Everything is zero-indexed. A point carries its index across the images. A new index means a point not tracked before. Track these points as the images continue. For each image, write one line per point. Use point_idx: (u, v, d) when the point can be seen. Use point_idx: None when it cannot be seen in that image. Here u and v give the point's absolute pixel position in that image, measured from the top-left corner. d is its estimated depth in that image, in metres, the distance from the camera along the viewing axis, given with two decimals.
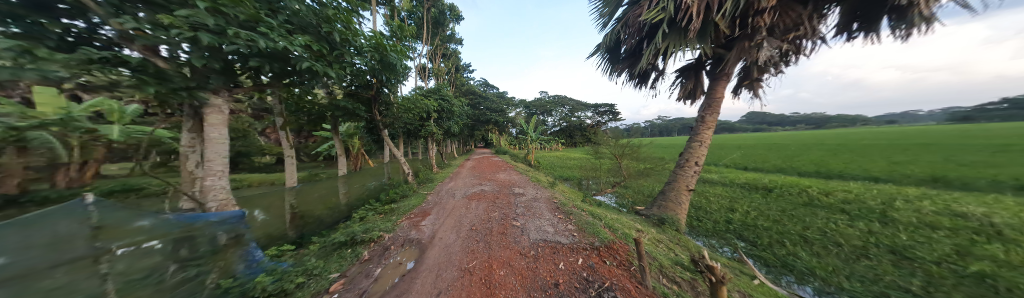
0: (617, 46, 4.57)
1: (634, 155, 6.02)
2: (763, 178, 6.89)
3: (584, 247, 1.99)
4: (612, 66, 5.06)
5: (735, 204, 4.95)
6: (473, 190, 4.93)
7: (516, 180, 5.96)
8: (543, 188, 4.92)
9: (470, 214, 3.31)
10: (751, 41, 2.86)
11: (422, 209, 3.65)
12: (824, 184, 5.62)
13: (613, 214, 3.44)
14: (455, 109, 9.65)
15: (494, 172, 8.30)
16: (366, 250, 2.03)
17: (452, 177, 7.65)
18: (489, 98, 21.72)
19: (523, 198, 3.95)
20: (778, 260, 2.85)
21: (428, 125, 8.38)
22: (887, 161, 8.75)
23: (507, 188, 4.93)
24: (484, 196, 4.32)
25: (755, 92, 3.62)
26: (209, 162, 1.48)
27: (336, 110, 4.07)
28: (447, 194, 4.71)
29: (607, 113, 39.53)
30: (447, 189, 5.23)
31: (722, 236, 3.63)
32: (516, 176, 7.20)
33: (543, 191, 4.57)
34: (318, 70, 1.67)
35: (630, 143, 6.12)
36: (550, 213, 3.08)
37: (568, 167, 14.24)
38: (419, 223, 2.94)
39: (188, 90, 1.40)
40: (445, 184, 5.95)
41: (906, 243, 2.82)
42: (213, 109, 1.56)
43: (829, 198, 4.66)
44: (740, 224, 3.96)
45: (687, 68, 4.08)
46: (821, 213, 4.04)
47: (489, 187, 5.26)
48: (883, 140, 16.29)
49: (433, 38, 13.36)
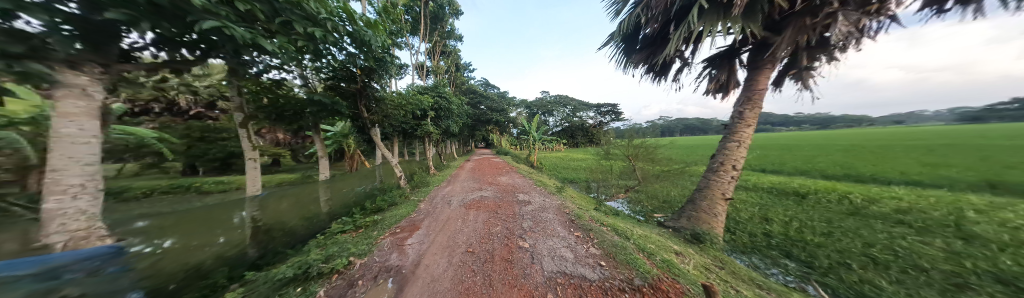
0: (634, 33, 4.05)
1: (649, 157, 5.45)
2: (790, 182, 6.30)
3: (622, 287, 1.39)
4: (627, 57, 4.55)
5: (768, 212, 4.39)
6: (471, 197, 4.41)
7: (519, 185, 5.40)
8: (551, 194, 4.36)
9: (467, 228, 2.76)
10: (815, 16, 2.30)
11: (411, 221, 3.11)
12: (865, 190, 5.02)
13: (637, 228, 2.85)
14: (454, 108, 9.14)
15: (496, 175, 7.77)
16: (323, 288, 1.46)
17: (451, 180, 7.14)
18: (490, 98, 21.27)
19: (529, 209, 3.39)
20: (850, 289, 2.21)
21: (425, 125, 7.86)
22: (920, 163, 8.08)
23: (510, 194, 4.39)
24: (485, 205, 3.77)
25: (805, 83, 3.05)
26: (56, 174, 0.93)
27: (314, 105, 3.58)
28: (443, 201, 4.17)
29: (610, 114, 38.90)
30: (442, 195, 4.70)
31: (767, 253, 3.03)
32: (519, 179, 6.67)
33: (551, 198, 4.02)
34: (240, 35, 1.14)
35: (645, 144, 5.55)
36: (564, 229, 2.49)
37: (573, 169, 13.69)
38: (403, 242, 2.39)
39: (14, 58, 0.86)
40: (443, 189, 5.44)
41: (1015, 268, 2.21)
42: (71, 92, 0.99)
43: (879, 207, 4.06)
44: (782, 238, 3.40)
45: (717, 56, 3.55)
46: (877, 226, 3.45)
47: (490, 193, 4.71)
48: (901, 140, 15.60)
49: (433, 34, 12.98)
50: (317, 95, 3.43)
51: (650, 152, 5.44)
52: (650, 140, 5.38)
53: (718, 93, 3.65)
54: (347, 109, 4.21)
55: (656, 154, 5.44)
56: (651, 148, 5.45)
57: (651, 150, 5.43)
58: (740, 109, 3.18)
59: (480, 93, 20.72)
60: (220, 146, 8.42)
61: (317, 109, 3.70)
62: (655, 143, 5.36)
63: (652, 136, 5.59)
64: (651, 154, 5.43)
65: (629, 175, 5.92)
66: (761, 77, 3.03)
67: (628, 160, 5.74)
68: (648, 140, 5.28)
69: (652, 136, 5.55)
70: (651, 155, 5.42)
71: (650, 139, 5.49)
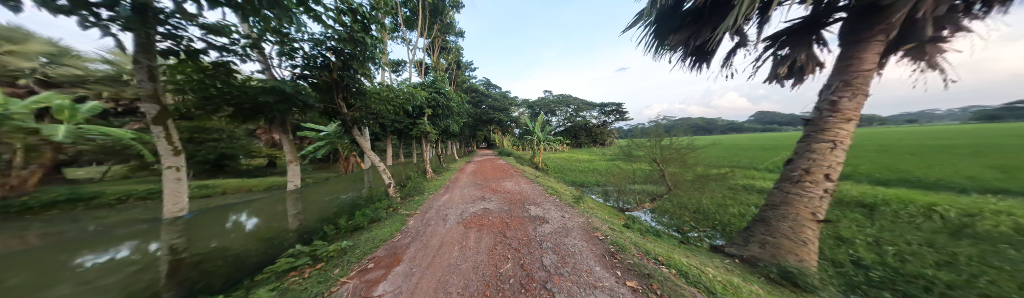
0: (671, 11, 3.31)
1: (684, 158, 4.57)
2: (841, 189, 5.44)
3: None
4: (660, 42, 3.82)
5: (835, 230, 3.56)
6: (473, 210, 3.60)
7: (528, 194, 4.60)
8: (570, 208, 3.53)
9: (466, 264, 1.96)
10: None
11: (392, 248, 2.34)
12: (946, 200, 4.15)
13: (699, 263, 2.03)
14: (454, 106, 8.39)
15: (500, 180, 7.02)
16: None
17: (449, 186, 6.36)
18: (492, 97, 20.60)
19: (547, 231, 2.56)
20: None
21: (421, 124, 7.14)
22: (983, 166, 7.09)
23: (519, 208, 3.58)
24: (489, 222, 2.99)
25: (934, 62, 2.20)
26: None
27: (272, 96, 2.75)
28: (437, 216, 3.40)
29: (614, 113, 38.00)
30: (438, 207, 3.94)
31: (876, 293, 2.19)
32: (527, 185, 5.86)
33: (571, 213, 3.21)
34: None
35: (679, 144, 4.66)
36: (607, 272, 1.65)
37: (580, 171, 12.91)
38: (371, 291, 1.61)
39: None
40: (439, 198, 4.66)
41: None
42: None
43: (990, 223, 3.16)
44: (884, 270, 2.53)
45: (786, 31, 2.77)
46: (1008, 251, 2.59)
47: (493, 204, 3.92)
48: (933, 139, 14.50)
49: (432, 29, 12.49)
50: (269, 79, 2.66)
51: (686, 153, 4.57)
52: (690, 138, 4.45)
53: (789, 79, 2.83)
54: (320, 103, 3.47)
55: (692, 155, 4.56)
56: (686, 148, 4.58)
57: (686, 152, 4.56)
58: (831, 98, 2.37)
59: (481, 91, 20.06)
60: (210, 146, 7.81)
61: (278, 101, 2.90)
62: (691, 143, 4.51)
63: (690, 135, 4.67)
64: (687, 156, 4.55)
65: (656, 180, 5.09)
66: (870, 52, 2.18)
67: (657, 163, 4.89)
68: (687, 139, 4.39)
69: (693, 134, 4.59)
70: (687, 157, 4.55)
71: (686, 137, 4.60)
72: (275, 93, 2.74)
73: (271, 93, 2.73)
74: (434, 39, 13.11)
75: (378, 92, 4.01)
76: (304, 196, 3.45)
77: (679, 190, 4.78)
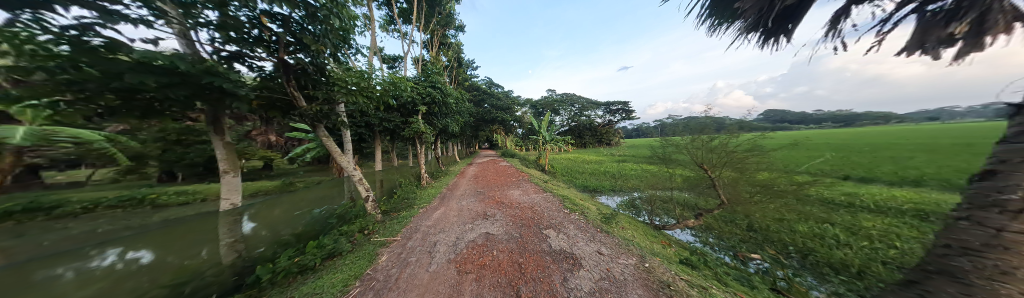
0: None
1: (746, 164, 3.50)
2: (934, 201, 4.33)
3: None
4: (717, 10, 2.81)
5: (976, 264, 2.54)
6: (471, 239, 2.60)
7: (542, 211, 3.60)
8: (604, 236, 2.51)
9: None
10: None
11: None
12: None
13: None
14: (452, 103, 7.50)
15: (504, 187, 6.12)
16: None
17: (445, 195, 5.44)
18: (494, 95, 19.75)
19: (585, 291, 1.56)
20: None
21: (415, 123, 6.29)
22: None
23: (533, 236, 2.58)
24: (492, 265, 2.00)
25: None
26: None
27: (151, 75, 1.63)
28: (419, 250, 2.43)
29: (619, 112, 36.70)
30: (424, 232, 2.96)
31: None
32: (537, 196, 4.83)
33: (609, 247, 2.20)
34: None
35: (738, 143, 3.58)
36: None
37: (589, 173, 11.95)
38: None
39: None
40: (430, 216, 3.71)
41: None
42: None
43: None
44: None
45: None
46: None
47: (497, 227, 2.95)
48: (986, 138, 12.97)
49: (431, 22, 11.73)
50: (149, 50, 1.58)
51: (749, 157, 3.47)
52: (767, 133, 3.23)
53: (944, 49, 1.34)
54: (252, 91, 2.34)
55: (759, 159, 3.44)
56: (746, 150, 3.51)
57: (750, 155, 3.46)
58: None
59: (483, 90, 19.25)
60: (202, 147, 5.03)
61: (171, 85, 1.78)
62: (756, 142, 3.42)
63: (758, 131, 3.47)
64: (750, 160, 3.47)
65: (700, 190, 4.07)
66: None
67: (707, 170, 3.83)
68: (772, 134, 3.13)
69: (763, 130, 3.40)
70: (751, 161, 3.48)
71: (751, 135, 3.47)
72: (168, 75, 1.67)
73: (153, 72, 1.63)
74: (433, 34, 12.36)
75: (342, 77, 2.94)
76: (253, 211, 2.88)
77: (735, 204, 3.75)
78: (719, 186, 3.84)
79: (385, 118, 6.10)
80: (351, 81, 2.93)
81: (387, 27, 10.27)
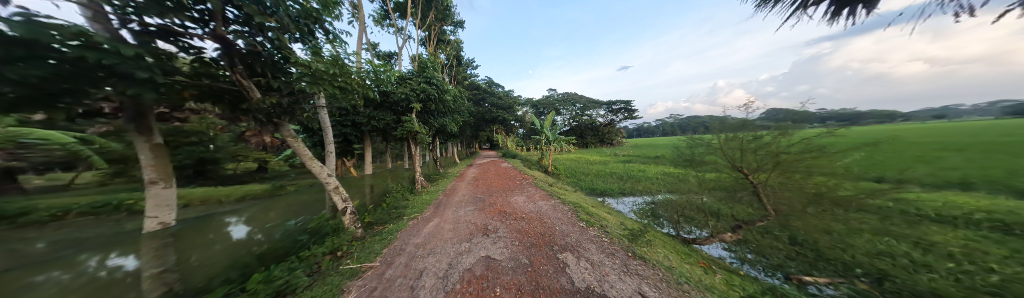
0: None
1: (803, 168, 2.70)
2: (1010, 209, 3.68)
3: None
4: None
5: None
6: (467, 268, 2.04)
7: (552, 224, 3.04)
8: (639, 265, 1.91)
9: None
10: None
11: None
12: None
13: None
14: (449, 100, 6.93)
15: (506, 193, 5.56)
16: None
17: (441, 203, 4.87)
18: (494, 94, 19.17)
19: None
20: None
21: (409, 122, 5.77)
22: None
23: (546, 263, 2.01)
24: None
25: None
26: None
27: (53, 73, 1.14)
28: (400, 285, 1.83)
29: (622, 111, 35.92)
30: (410, 256, 2.37)
31: None
32: (545, 204, 4.27)
33: (654, 286, 1.59)
34: None
35: (785, 143, 2.80)
36: None
37: (594, 175, 11.38)
38: None
39: None
40: (420, 231, 3.15)
41: None
42: None
43: None
44: None
45: None
46: None
47: (500, 249, 2.36)
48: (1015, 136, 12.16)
49: (428, 17, 11.22)
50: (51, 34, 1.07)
51: (805, 160, 2.66)
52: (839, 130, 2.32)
53: None
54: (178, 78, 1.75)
55: (823, 164, 2.59)
56: (804, 151, 2.66)
57: (808, 157, 2.64)
58: None
59: (483, 88, 18.70)
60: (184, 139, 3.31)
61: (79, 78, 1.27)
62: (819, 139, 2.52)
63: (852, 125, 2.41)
64: (808, 164, 2.66)
65: (737, 198, 3.39)
66: None
67: (746, 174, 3.18)
68: (834, 131, 2.45)
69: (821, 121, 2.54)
70: (806, 165, 2.67)
71: (813, 130, 2.55)
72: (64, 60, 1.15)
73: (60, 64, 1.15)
74: (430, 29, 11.83)
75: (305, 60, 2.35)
76: (229, 217, 2.69)
77: (785, 216, 3.03)
78: (762, 194, 3.15)
79: (373, 116, 5.58)
80: (315, 66, 2.35)
81: (382, 22, 9.79)
